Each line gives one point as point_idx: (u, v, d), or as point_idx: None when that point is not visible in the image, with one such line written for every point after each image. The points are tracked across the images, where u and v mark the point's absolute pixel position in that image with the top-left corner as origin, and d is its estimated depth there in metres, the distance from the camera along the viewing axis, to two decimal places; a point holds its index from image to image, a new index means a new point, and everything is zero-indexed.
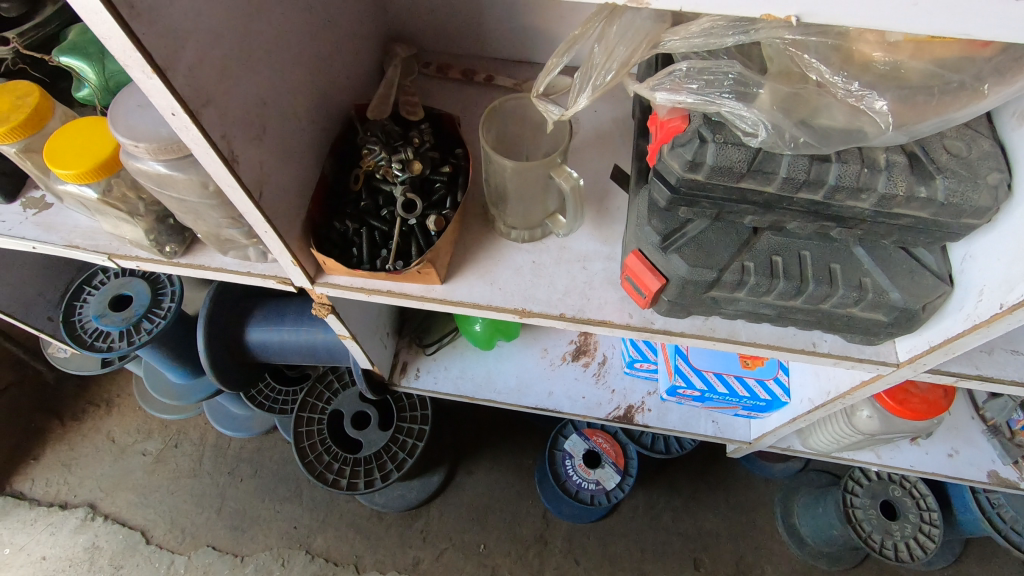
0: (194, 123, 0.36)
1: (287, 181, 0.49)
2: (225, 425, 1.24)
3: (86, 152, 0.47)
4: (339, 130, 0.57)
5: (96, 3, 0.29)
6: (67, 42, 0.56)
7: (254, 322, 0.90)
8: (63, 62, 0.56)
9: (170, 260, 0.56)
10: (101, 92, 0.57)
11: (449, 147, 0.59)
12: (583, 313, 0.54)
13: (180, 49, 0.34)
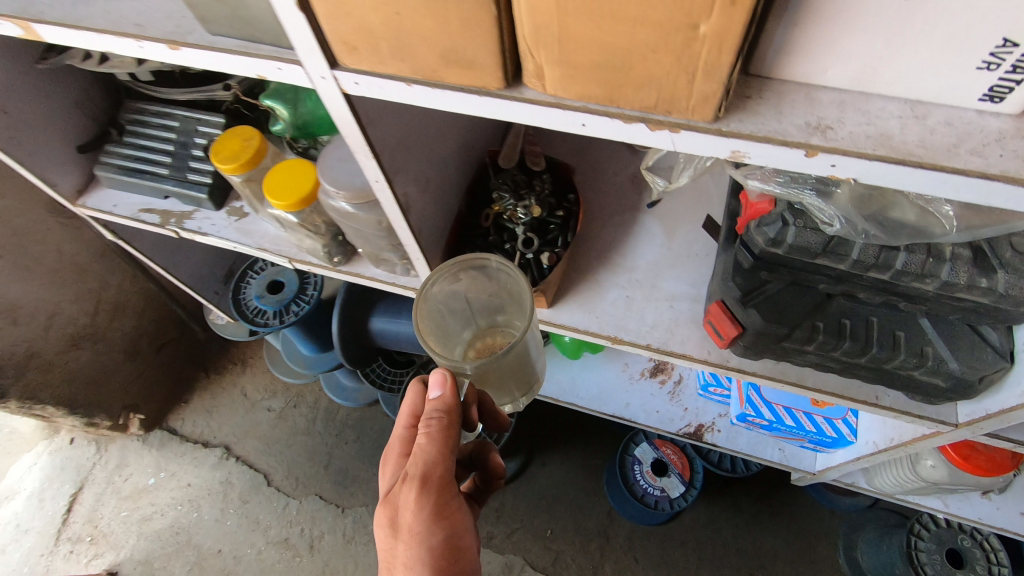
0: (389, 187, 0.50)
1: (437, 220, 0.62)
2: (336, 395, 1.43)
3: (293, 186, 0.62)
4: (475, 175, 0.69)
5: (348, 121, 0.42)
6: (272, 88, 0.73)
7: (378, 313, 1.04)
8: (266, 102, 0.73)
9: (335, 267, 0.71)
10: (289, 126, 0.74)
11: (563, 192, 0.69)
12: (666, 345, 0.63)
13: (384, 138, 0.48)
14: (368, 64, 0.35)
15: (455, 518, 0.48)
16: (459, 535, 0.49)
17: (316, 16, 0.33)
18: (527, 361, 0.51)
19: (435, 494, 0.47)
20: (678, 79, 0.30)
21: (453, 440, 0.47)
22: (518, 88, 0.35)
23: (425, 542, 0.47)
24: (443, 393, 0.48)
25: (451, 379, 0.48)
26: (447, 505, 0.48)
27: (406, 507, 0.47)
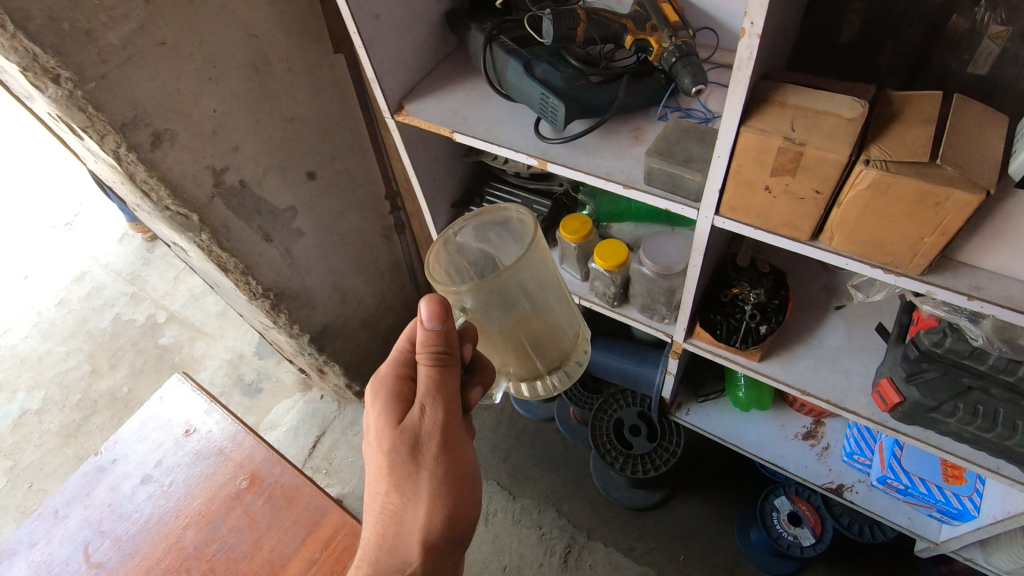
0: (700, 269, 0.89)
1: (700, 291, 1.00)
2: (521, 406, 1.81)
3: (616, 254, 1.02)
4: (720, 266, 1.06)
5: (703, 234, 0.81)
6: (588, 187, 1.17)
7: (595, 347, 1.43)
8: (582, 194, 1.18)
9: (612, 307, 1.11)
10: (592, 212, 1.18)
11: (778, 286, 1.04)
12: (842, 402, 0.93)
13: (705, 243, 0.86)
14: (736, 216, 0.74)
15: (456, 432, 0.69)
16: (461, 444, 0.70)
17: (723, 194, 0.73)
18: (518, 299, 0.69)
19: (444, 416, 0.68)
20: (905, 255, 0.65)
21: (450, 370, 0.67)
22: (813, 242, 0.71)
23: (438, 453, 0.68)
24: (435, 323, 0.65)
25: (445, 314, 0.65)
26: (452, 421, 0.69)
27: (423, 430, 0.68)
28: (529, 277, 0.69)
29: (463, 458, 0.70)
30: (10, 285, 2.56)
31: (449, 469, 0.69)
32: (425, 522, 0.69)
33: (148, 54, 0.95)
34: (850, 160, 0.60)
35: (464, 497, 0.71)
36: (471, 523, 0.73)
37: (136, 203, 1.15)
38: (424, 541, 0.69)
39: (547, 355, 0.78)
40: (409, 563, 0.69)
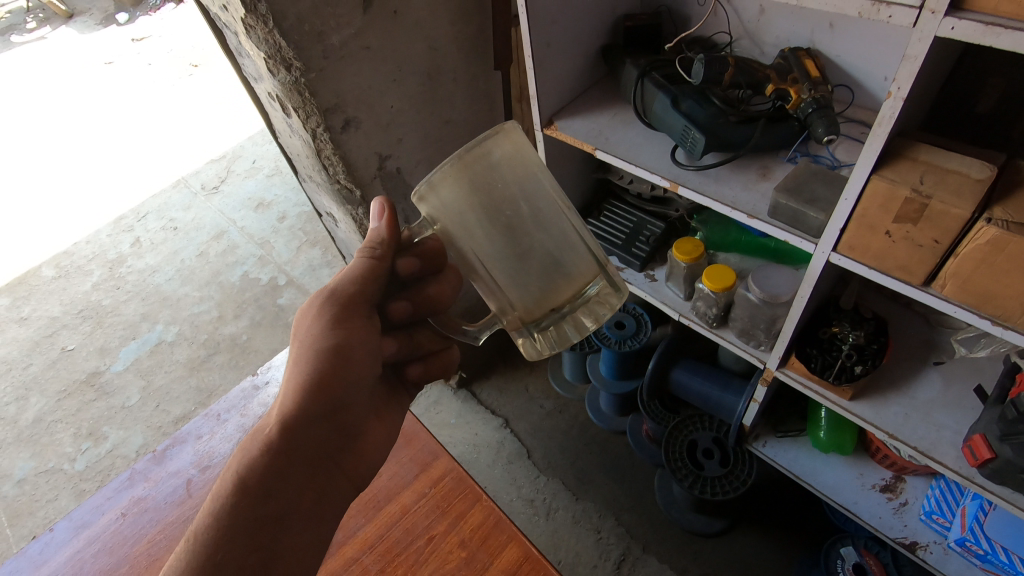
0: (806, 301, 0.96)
1: (801, 324, 1.07)
2: (594, 414, 1.90)
3: (724, 276, 1.12)
4: (822, 305, 1.12)
5: (817, 269, 0.89)
6: (702, 213, 1.28)
7: (681, 367, 1.51)
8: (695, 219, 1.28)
9: (710, 327, 1.19)
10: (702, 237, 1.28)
11: (878, 333, 1.08)
12: (930, 451, 0.97)
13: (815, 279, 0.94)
14: (853, 254, 0.82)
15: (353, 319, 0.73)
16: (351, 322, 0.73)
17: (843, 234, 0.81)
18: (485, 207, 0.62)
19: (342, 297, 0.73)
20: (1014, 310, 0.71)
21: (378, 268, 0.74)
22: (924, 287, 0.78)
23: (322, 326, 0.72)
24: (379, 221, 0.74)
25: (389, 214, 0.73)
26: (350, 304, 0.73)
27: (319, 304, 0.73)
28: (497, 183, 0.61)
29: (350, 341, 0.72)
30: (163, 233, 2.96)
31: (329, 345, 0.71)
32: (290, 383, 0.70)
33: (356, 55, 1.15)
34: (972, 217, 0.68)
35: (336, 377, 0.71)
36: (342, 408, 0.73)
37: (312, 174, 1.37)
38: (289, 403, 0.69)
39: (536, 297, 0.66)
40: (269, 421, 0.70)
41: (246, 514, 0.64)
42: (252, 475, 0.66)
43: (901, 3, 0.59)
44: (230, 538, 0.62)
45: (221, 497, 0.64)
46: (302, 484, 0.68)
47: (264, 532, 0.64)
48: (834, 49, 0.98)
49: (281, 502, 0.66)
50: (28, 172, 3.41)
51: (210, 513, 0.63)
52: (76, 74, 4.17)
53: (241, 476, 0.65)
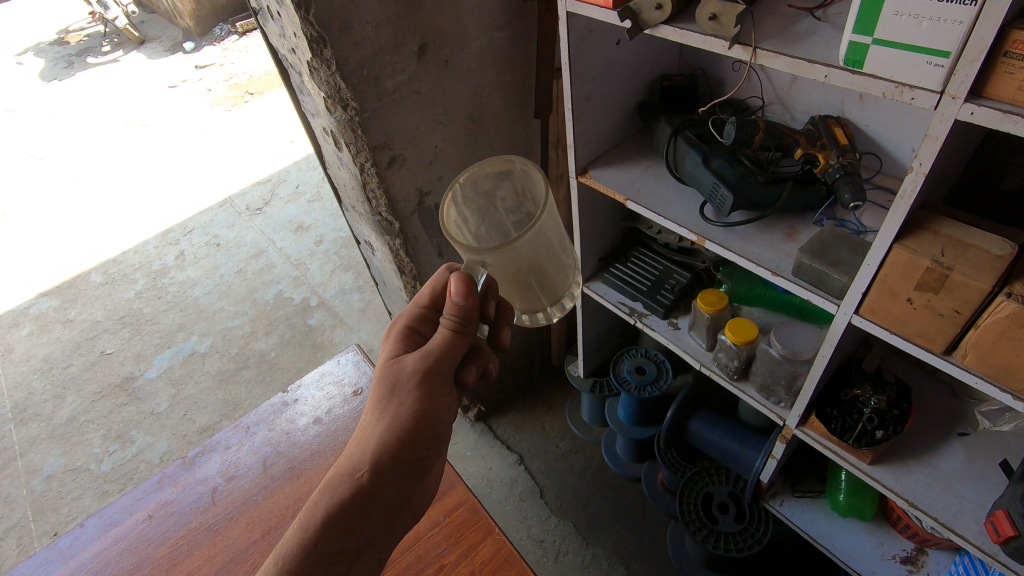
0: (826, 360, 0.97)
1: (822, 383, 1.07)
2: (610, 459, 1.89)
3: (746, 330, 1.13)
4: (844, 366, 1.13)
5: (838, 331, 0.91)
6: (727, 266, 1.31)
7: (700, 417, 1.51)
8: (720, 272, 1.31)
9: (731, 379, 1.21)
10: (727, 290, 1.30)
11: (901, 399, 1.08)
12: (950, 523, 0.95)
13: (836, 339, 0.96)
14: (874, 318, 0.83)
15: (441, 389, 0.78)
16: (439, 390, 0.78)
17: (865, 297, 0.83)
18: (533, 252, 0.71)
19: (431, 370, 0.76)
20: None
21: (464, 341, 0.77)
22: (945, 356, 0.79)
23: (413, 397, 0.76)
24: (463, 297, 0.73)
25: (471, 289, 0.73)
26: (438, 378, 0.77)
27: (411, 373, 0.76)
28: (543, 231, 0.71)
29: (434, 412, 0.77)
30: (206, 248, 3.10)
31: (417, 415, 0.76)
32: (378, 437, 0.75)
33: (407, 99, 1.24)
34: (993, 291, 0.70)
35: (422, 439, 0.77)
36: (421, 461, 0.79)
37: (355, 205, 1.45)
38: (376, 463, 0.74)
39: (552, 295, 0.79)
40: (352, 471, 0.74)
41: (331, 546, 0.71)
42: (333, 517, 0.72)
43: (923, 87, 0.63)
44: (312, 573, 0.69)
45: (307, 539, 0.71)
46: (377, 534, 0.75)
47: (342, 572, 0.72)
48: (863, 119, 1.02)
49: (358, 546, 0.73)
50: (89, 183, 3.63)
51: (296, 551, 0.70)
52: (141, 95, 4.45)
53: (328, 521, 0.71)
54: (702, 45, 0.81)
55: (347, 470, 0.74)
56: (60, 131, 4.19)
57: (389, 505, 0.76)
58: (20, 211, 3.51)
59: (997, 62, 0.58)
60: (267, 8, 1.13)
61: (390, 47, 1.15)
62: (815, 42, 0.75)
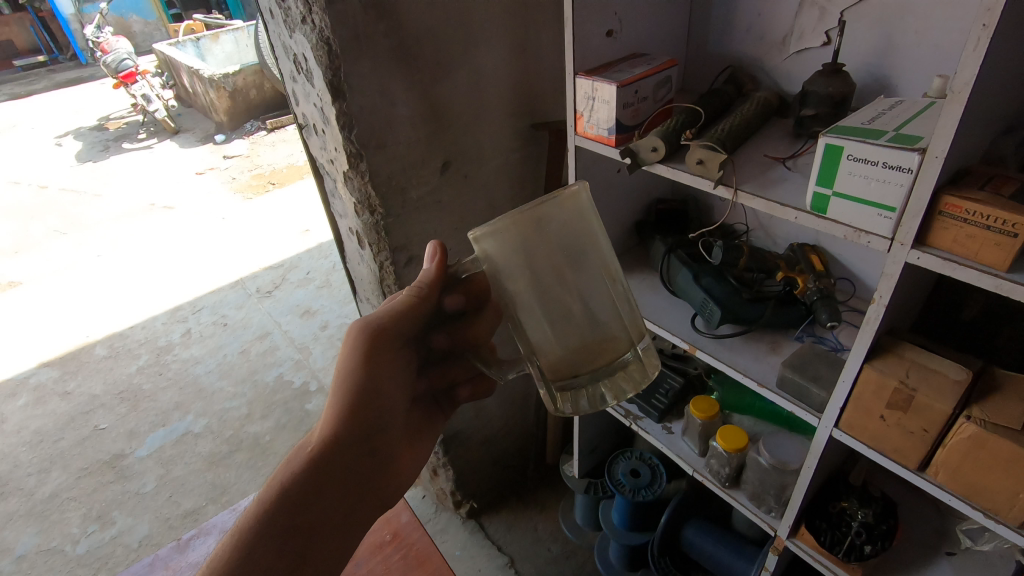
0: (811, 471, 1.02)
1: (810, 495, 1.11)
2: (603, 567, 1.83)
3: (736, 437, 1.19)
4: (832, 478, 1.17)
5: (821, 443, 0.97)
6: (718, 374, 1.38)
7: (692, 525, 1.51)
8: (712, 380, 1.38)
9: (723, 487, 1.24)
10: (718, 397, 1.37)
11: (887, 514, 1.11)
12: None
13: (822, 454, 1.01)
14: (852, 432, 0.90)
15: (383, 354, 0.81)
16: (382, 355, 0.81)
17: (842, 412, 0.90)
18: (540, 261, 0.68)
19: (376, 330, 0.79)
20: (1003, 505, 0.77)
21: (420, 305, 0.81)
22: (918, 472, 0.85)
23: (358, 360, 0.79)
24: (432, 262, 0.82)
25: (438, 257, 0.82)
26: (383, 340, 0.80)
27: (354, 334, 0.80)
28: (547, 239, 0.68)
29: (380, 375, 0.81)
30: (213, 327, 3.17)
31: (360, 380, 0.79)
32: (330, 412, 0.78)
33: (428, 207, 1.37)
34: (954, 414, 0.78)
35: (370, 408, 0.80)
36: (372, 438, 0.81)
37: (370, 297, 1.55)
38: (329, 431, 0.77)
39: (567, 355, 0.73)
40: (310, 444, 0.77)
41: (284, 518, 0.72)
42: (288, 493, 0.73)
43: (877, 233, 0.75)
44: (263, 546, 0.70)
45: (263, 510, 0.72)
46: (333, 508, 0.76)
47: (300, 545, 0.72)
48: (836, 249, 1.14)
49: (313, 517, 0.74)
50: (107, 259, 3.77)
51: (251, 524, 0.71)
52: (169, 181, 4.74)
53: (279, 496, 0.73)
54: (690, 183, 0.94)
55: (305, 447, 0.77)
56: (87, 209, 4.41)
57: (344, 483, 0.77)
58: (36, 283, 3.62)
59: (935, 219, 0.70)
60: (313, 125, 1.28)
61: (418, 164, 1.30)
62: (785, 189, 0.88)
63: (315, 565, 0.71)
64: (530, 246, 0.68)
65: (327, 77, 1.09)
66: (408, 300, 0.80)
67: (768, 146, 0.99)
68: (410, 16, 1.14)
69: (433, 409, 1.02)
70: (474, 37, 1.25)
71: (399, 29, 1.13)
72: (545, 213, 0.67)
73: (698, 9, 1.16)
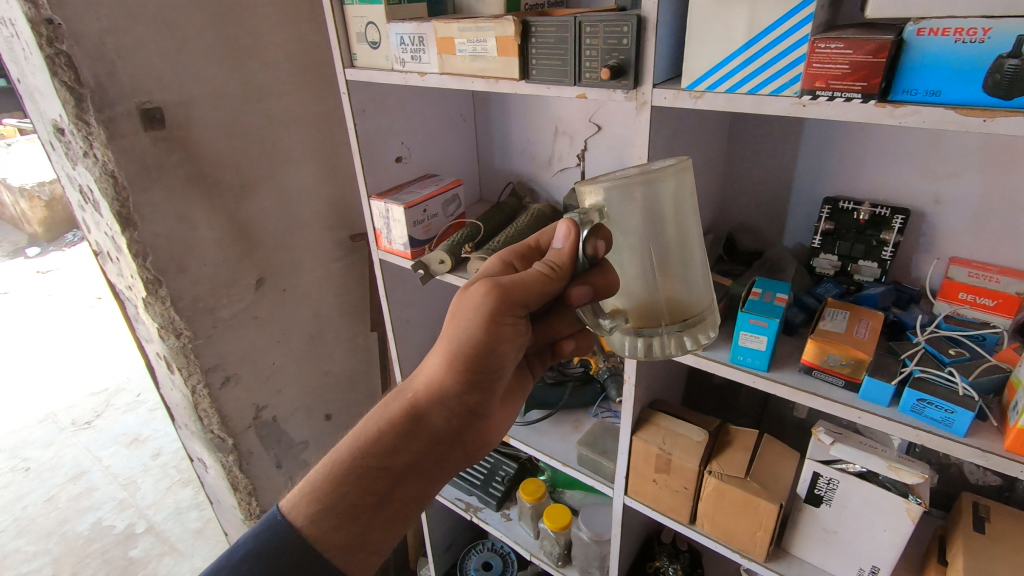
0: (618, 539, 1.11)
1: (627, 561, 1.19)
2: None
3: (560, 516, 1.24)
4: (647, 540, 1.27)
5: (619, 512, 1.07)
6: None
7: None
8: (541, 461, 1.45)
9: (556, 566, 1.29)
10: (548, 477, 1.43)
11: (694, 565, 1.24)
12: None
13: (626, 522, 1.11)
14: (637, 497, 1.01)
15: (504, 318, 0.63)
16: (507, 321, 0.64)
17: (625, 481, 1.01)
18: (646, 218, 0.59)
19: (502, 297, 0.62)
20: (750, 545, 0.90)
21: (548, 285, 0.61)
22: (690, 525, 0.96)
23: (471, 325, 0.63)
24: (564, 243, 0.60)
25: (574, 236, 0.59)
26: (508, 302, 0.62)
27: (479, 289, 0.62)
28: (655, 201, 0.58)
29: (498, 342, 0.65)
30: (10, 474, 2.68)
31: (477, 341, 0.64)
32: (437, 362, 0.68)
33: (244, 323, 1.36)
34: (700, 470, 0.91)
35: (486, 371, 0.67)
36: (484, 404, 0.70)
37: (186, 423, 1.45)
38: (438, 380, 0.67)
39: (654, 313, 0.62)
40: (417, 390, 0.69)
41: (373, 469, 0.65)
42: (381, 443, 0.66)
43: None
44: (353, 494, 0.64)
45: (352, 459, 0.65)
46: (421, 473, 0.68)
47: (380, 496, 0.65)
48: None
49: (399, 476, 0.66)
50: None
51: (351, 456, 0.65)
52: None
53: (372, 446, 0.66)
54: None
55: (403, 397, 0.69)
56: None
57: (443, 444, 0.69)
58: None
59: None
60: (106, 252, 1.23)
61: (228, 283, 1.29)
62: None
63: (400, 509, 0.66)
64: (643, 204, 0.58)
65: (114, 208, 1.08)
66: (549, 271, 0.61)
67: None
68: (206, 146, 1.18)
69: (529, 373, 0.83)
70: (279, 161, 1.32)
71: (195, 159, 1.16)
72: (646, 183, 0.57)
73: (482, 135, 1.34)
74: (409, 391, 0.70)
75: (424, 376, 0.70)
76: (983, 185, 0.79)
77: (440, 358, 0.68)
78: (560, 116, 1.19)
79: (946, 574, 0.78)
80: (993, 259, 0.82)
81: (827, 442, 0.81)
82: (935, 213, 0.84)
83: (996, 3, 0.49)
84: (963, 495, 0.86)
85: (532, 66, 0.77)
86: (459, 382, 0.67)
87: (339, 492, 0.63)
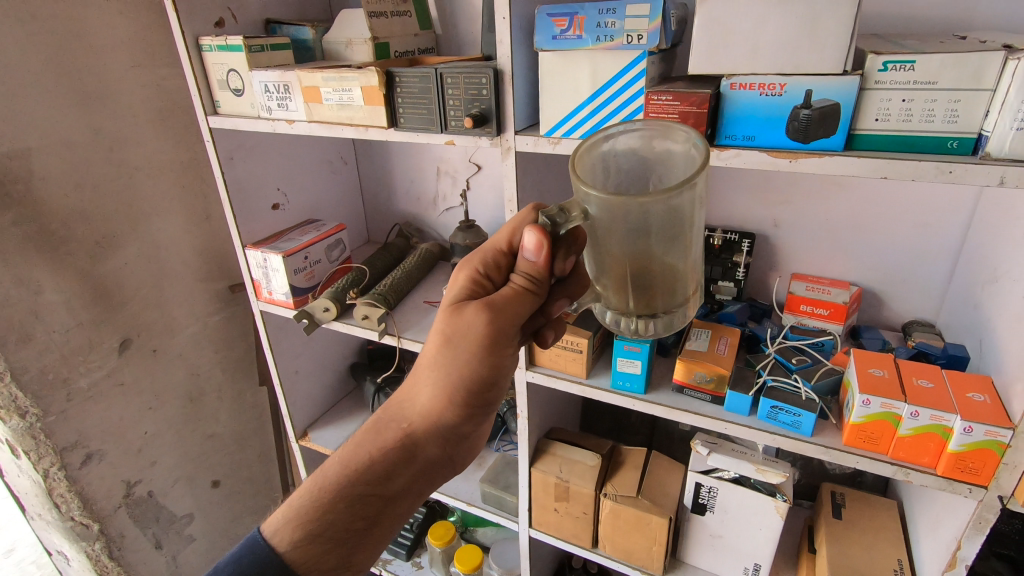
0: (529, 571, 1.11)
1: None
2: None
3: (471, 555, 1.22)
4: (559, 567, 1.28)
5: (526, 545, 1.07)
6: None
7: None
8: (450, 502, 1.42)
9: None
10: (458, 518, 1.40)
11: None
12: None
13: (535, 554, 1.11)
14: (542, 528, 1.02)
15: (501, 347, 0.57)
16: (503, 348, 0.57)
17: (530, 513, 1.01)
18: (645, 235, 0.46)
19: (495, 327, 0.54)
20: (648, 560, 0.93)
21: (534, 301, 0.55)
22: (593, 549, 0.98)
23: (474, 358, 0.57)
24: (536, 257, 0.51)
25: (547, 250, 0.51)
26: (502, 333, 0.55)
27: (471, 321, 0.54)
28: (662, 218, 0.44)
29: (497, 370, 0.59)
30: None
31: (475, 372, 0.58)
32: (429, 389, 0.62)
33: (107, 392, 1.22)
34: (597, 493, 0.93)
35: (481, 396, 0.61)
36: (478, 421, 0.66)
37: (39, 513, 1.26)
38: (432, 407, 0.62)
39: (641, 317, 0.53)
40: (410, 415, 0.64)
41: (364, 496, 0.63)
42: (373, 470, 0.64)
43: None
44: (347, 523, 0.62)
45: (341, 490, 0.62)
46: (416, 489, 0.66)
47: (375, 517, 0.64)
48: None
49: (392, 498, 0.64)
50: None
51: (339, 484, 0.63)
52: None
53: (365, 474, 0.63)
54: (363, 335, 1.04)
55: (395, 421, 0.65)
56: None
57: (438, 464, 0.66)
58: None
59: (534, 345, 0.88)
60: None
61: (84, 349, 1.16)
62: None
63: (388, 533, 0.65)
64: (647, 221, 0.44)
65: None
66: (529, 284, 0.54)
67: (431, 290, 1.15)
68: (50, 200, 1.06)
69: None
70: (140, 212, 1.22)
71: (37, 215, 1.05)
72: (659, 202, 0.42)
73: (364, 177, 1.33)
74: (401, 416, 0.65)
75: (415, 402, 0.64)
76: (809, 209, 0.91)
77: (433, 387, 0.61)
78: (440, 156, 1.21)
79: (815, 560, 0.86)
80: (824, 272, 0.94)
81: (704, 453, 0.87)
82: (776, 234, 0.95)
83: (786, 62, 0.57)
84: (824, 485, 0.96)
85: (400, 115, 0.79)
86: (453, 411, 0.62)
87: (326, 521, 0.61)
